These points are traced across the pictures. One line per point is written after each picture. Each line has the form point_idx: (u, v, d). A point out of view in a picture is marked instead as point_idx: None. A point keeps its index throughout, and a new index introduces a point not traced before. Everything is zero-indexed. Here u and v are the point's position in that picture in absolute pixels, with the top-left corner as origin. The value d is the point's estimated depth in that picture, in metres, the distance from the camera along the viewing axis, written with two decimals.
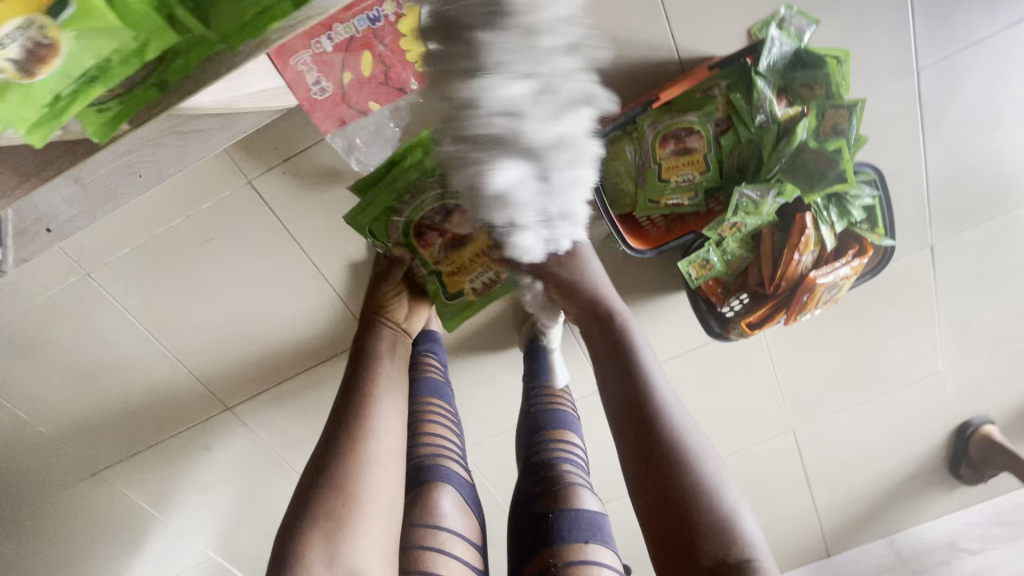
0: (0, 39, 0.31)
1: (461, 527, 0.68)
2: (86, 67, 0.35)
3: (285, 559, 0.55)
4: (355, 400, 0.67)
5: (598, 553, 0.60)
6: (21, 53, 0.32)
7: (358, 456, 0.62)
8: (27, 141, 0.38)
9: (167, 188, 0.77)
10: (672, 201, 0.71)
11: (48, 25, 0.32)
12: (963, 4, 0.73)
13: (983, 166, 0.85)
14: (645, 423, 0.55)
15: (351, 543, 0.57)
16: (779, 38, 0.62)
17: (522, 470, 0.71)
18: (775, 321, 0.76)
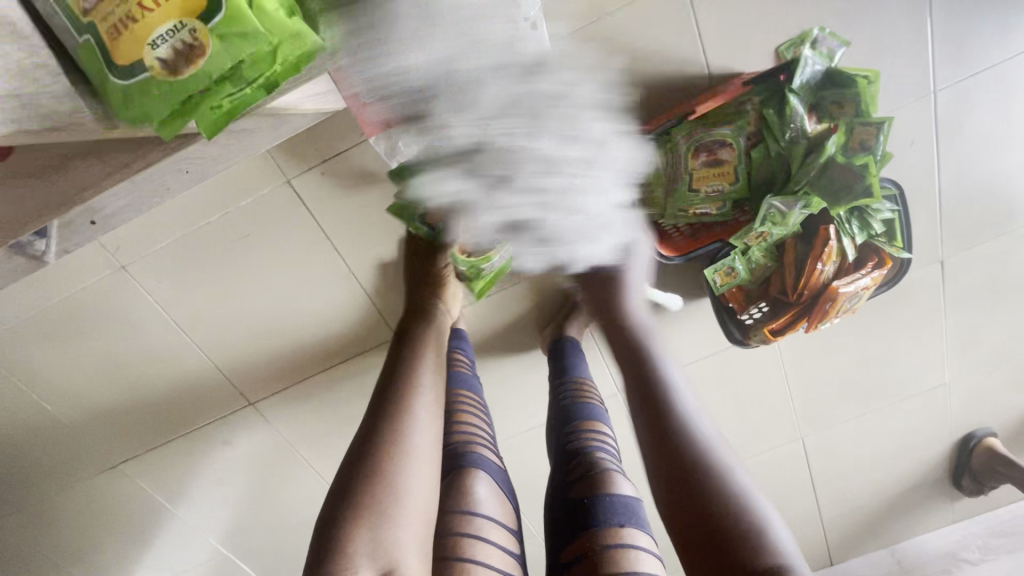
0: (156, 39, 0.41)
1: (496, 512, 0.67)
2: (227, 70, 0.43)
3: (327, 549, 0.53)
4: (395, 388, 0.65)
5: (634, 536, 0.62)
6: (169, 52, 0.42)
7: (401, 446, 0.59)
8: (162, 135, 0.46)
9: (208, 186, 0.79)
10: (700, 210, 0.74)
11: (199, 28, 0.41)
12: (978, 31, 0.77)
13: (994, 185, 0.89)
14: (673, 432, 0.63)
15: (393, 535, 0.55)
16: (812, 58, 0.64)
17: (555, 461, 0.72)
18: (797, 328, 0.77)
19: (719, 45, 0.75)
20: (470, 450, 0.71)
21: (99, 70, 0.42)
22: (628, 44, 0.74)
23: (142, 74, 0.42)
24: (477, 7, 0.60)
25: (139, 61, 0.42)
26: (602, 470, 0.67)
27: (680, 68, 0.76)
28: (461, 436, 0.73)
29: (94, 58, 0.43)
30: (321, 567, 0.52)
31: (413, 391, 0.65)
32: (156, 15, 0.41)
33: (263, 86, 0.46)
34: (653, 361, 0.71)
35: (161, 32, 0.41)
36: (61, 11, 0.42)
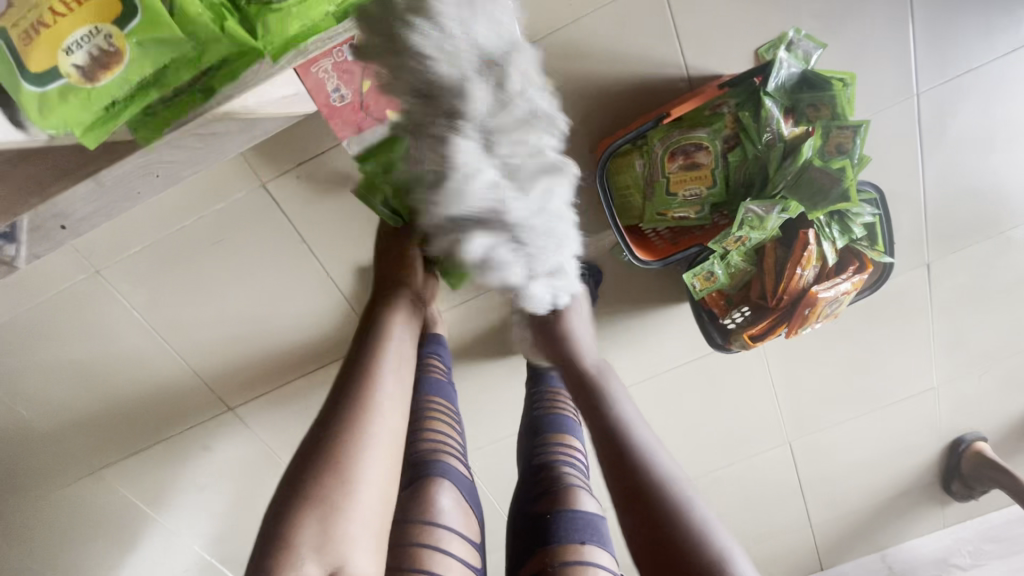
0: (73, 45, 0.46)
1: (459, 525, 0.66)
2: (143, 73, 0.49)
3: (272, 542, 0.50)
4: (355, 378, 0.60)
5: (595, 554, 0.61)
6: (87, 59, 0.47)
7: (357, 440, 0.55)
8: (83, 142, 0.51)
9: (182, 189, 0.78)
10: (678, 214, 0.73)
11: (116, 34, 0.47)
12: (960, 32, 0.76)
13: (979, 186, 0.88)
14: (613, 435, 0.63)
15: (343, 531, 0.51)
16: (787, 60, 0.62)
17: (521, 475, 0.71)
18: (776, 334, 0.76)
19: (697, 46, 0.74)
20: (437, 460, 0.70)
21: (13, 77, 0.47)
22: (605, 46, 0.74)
23: (60, 80, 0.47)
24: None
25: (54, 68, 0.47)
26: (565, 487, 0.65)
27: (658, 70, 0.75)
28: (429, 446, 0.72)
29: (8, 69, 0.47)
30: (263, 560, 0.49)
31: (376, 383, 0.61)
32: (70, 21, 0.46)
33: (199, 94, 0.54)
34: (598, 384, 0.69)
35: (77, 38, 0.46)
36: None
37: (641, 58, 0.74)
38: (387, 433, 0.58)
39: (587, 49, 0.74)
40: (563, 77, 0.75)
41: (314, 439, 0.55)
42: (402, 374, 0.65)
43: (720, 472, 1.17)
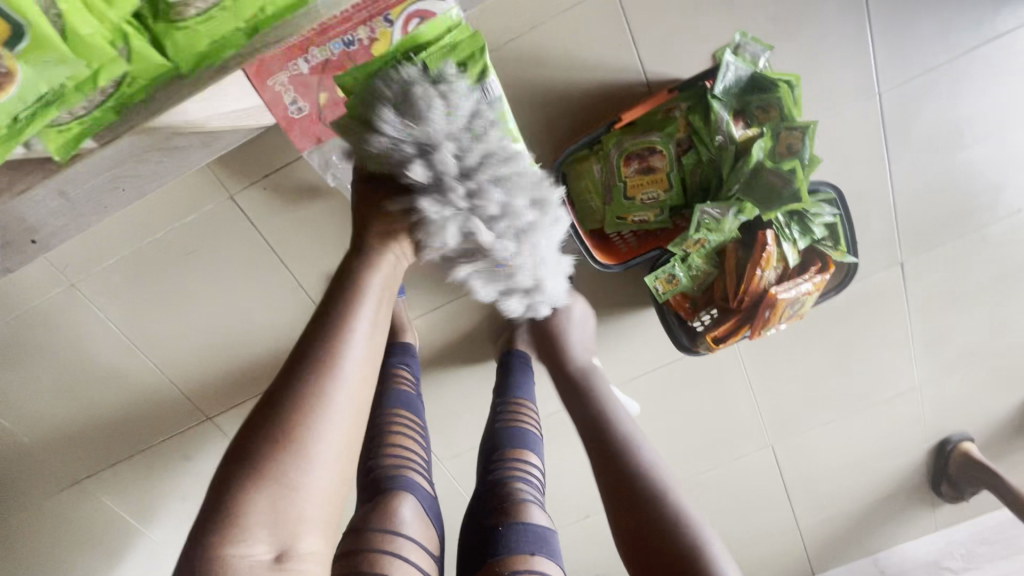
0: None
1: (419, 535, 0.66)
2: (40, 90, 0.51)
3: (217, 519, 0.44)
4: (320, 334, 0.51)
5: (543, 565, 0.61)
6: None
7: (315, 406, 0.48)
8: None
9: (152, 202, 0.80)
10: (638, 218, 0.73)
11: (8, 57, 0.47)
12: (918, 30, 0.76)
13: (949, 184, 0.87)
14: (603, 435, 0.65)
15: (295, 510, 0.45)
16: (734, 63, 0.62)
17: (477, 493, 0.71)
18: (740, 336, 0.76)
19: (654, 50, 0.74)
20: (399, 474, 0.71)
21: None
22: (562, 52, 0.74)
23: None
24: (399, 23, 0.60)
25: None
26: (517, 501, 0.66)
27: (617, 76, 0.76)
28: (394, 458, 0.73)
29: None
30: (207, 533, 0.43)
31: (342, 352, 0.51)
32: None
33: (111, 108, 0.58)
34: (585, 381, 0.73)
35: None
36: None
37: (598, 63, 0.75)
38: (352, 397, 0.50)
39: (546, 57, 0.75)
40: (523, 85, 0.76)
41: (269, 405, 0.48)
42: (375, 328, 0.55)
43: (704, 476, 1.16)
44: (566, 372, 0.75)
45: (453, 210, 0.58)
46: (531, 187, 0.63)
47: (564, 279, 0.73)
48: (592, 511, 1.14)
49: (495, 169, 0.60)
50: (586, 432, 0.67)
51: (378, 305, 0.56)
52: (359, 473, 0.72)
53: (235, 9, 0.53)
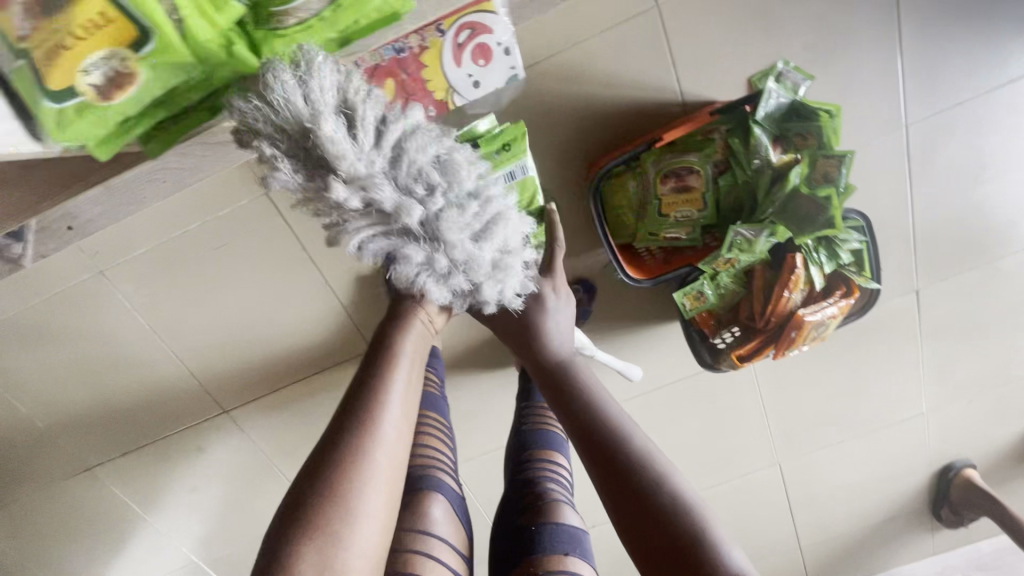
0: (88, 67, 0.47)
1: (449, 535, 0.72)
2: (154, 89, 0.51)
3: (270, 568, 0.47)
4: (363, 401, 0.57)
5: (576, 565, 0.64)
6: (103, 79, 0.48)
7: (359, 466, 0.52)
8: (95, 151, 0.55)
9: (185, 196, 0.80)
10: (670, 234, 0.74)
11: (129, 57, 0.48)
12: (946, 68, 0.78)
13: (967, 218, 0.89)
14: (589, 430, 0.58)
15: (345, 561, 0.48)
16: (777, 90, 0.64)
17: (508, 490, 0.73)
18: (764, 355, 0.78)
19: (692, 73, 0.76)
20: (428, 475, 0.76)
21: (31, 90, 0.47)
22: (602, 70, 0.76)
23: (78, 97, 0.48)
24: (450, 32, 0.63)
25: (70, 87, 0.47)
26: (549, 501, 0.69)
27: (654, 95, 0.78)
28: (421, 460, 0.77)
29: (30, 83, 0.47)
30: None
31: (380, 417, 0.56)
32: (88, 41, 0.46)
33: (209, 109, 0.58)
34: (569, 375, 0.63)
35: (94, 61, 0.47)
36: None
37: (636, 82, 0.77)
38: (391, 458, 0.55)
39: (587, 73, 0.76)
40: (562, 98, 0.78)
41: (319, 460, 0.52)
42: (407, 403, 0.60)
43: (711, 491, 1.17)
44: (545, 369, 0.64)
45: (318, 188, 0.46)
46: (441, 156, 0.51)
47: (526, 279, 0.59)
48: (598, 520, 1.15)
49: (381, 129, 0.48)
50: (573, 429, 0.59)
51: (408, 384, 0.62)
52: None
53: (332, 17, 0.52)
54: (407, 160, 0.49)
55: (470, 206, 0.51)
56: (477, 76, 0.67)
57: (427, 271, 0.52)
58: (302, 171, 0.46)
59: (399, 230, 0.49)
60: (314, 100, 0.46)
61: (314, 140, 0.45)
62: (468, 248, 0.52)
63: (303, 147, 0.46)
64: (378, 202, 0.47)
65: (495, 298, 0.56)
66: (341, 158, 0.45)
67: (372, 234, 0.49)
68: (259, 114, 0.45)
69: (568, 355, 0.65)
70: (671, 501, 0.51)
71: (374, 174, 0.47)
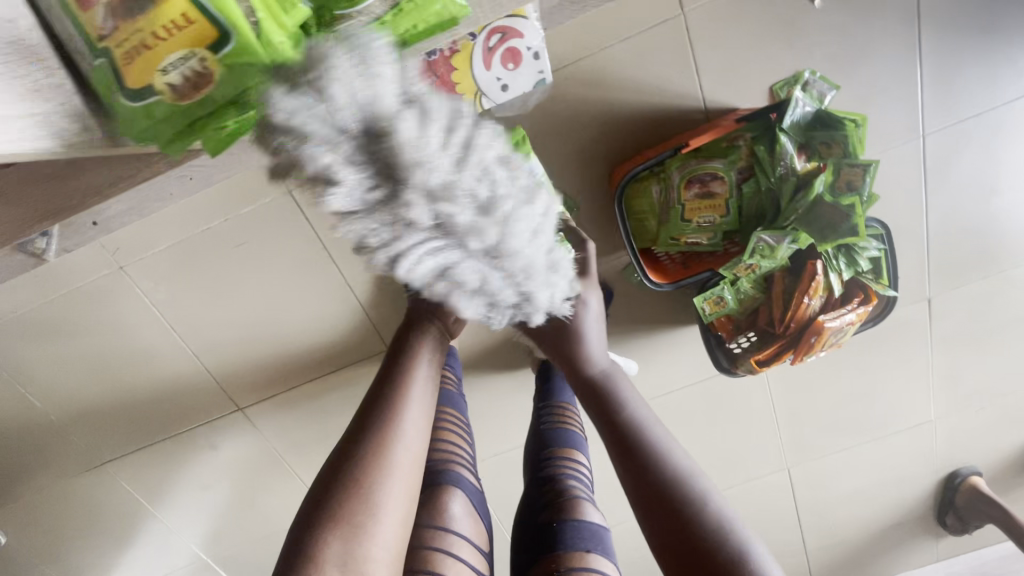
0: (165, 66, 0.36)
1: (467, 531, 0.72)
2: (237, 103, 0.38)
3: (297, 556, 0.50)
4: (384, 400, 0.59)
5: (599, 563, 0.64)
6: (181, 81, 0.37)
7: (381, 462, 0.55)
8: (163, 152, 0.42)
9: (209, 193, 0.81)
10: (692, 239, 0.76)
11: (209, 57, 0.36)
12: (966, 80, 0.79)
13: (981, 228, 0.91)
14: (625, 444, 0.58)
15: (366, 553, 0.51)
16: (802, 100, 0.66)
17: (529, 488, 0.75)
18: (782, 360, 0.79)
19: (716, 81, 0.77)
20: (448, 470, 0.77)
21: (109, 92, 0.38)
22: (627, 76, 0.77)
23: (154, 99, 0.37)
24: (481, 36, 0.64)
25: (148, 86, 0.37)
26: (571, 498, 0.70)
27: (677, 100, 0.78)
28: (441, 455, 0.78)
29: (108, 83, 0.38)
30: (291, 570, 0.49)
31: (401, 416, 0.59)
32: (168, 41, 0.35)
33: None
34: (608, 390, 0.63)
35: (172, 60, 0.36)
36: (78, 32, 0.37)
37: (660, 89, 0.77)
38: (411, 455, 0.57)
39: (611, 78, 0.77)
40: (586, 103, 0.79)
41: (344, 455, 0.55)
42: (426, 399, 0.62)
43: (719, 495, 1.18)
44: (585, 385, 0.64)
45: (382, 202, 0.35)
46: (507, 158, 0.40)
47: (564, 285, 0.51)
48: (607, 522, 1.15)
49: (455, 124, 0.36)
50: (612, 445, 0.59)
51: (427, 384, 0.64)
52: None
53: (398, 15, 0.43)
54: (484, 164, 0.38)
55: (533, 213, 0.42)
56: (505, 79, 0.68)
57: (481, 290, 0.43)
58: (370, 186, 0.33)
59: (463, 251, 0.39)
60: (380, 86, 0.33)
61: (385, 142, 0.33)
62: (527, 262, 0.44)
63: (368, 148, 0.33)
64: (451, 220, 0.37)
65: (544, 304, 0.49)
66: (418, 170, 0.34)
67: (429, 258, 0.38)
68: (316, 105, 0.32)
69: (608, 371, 0.64)
70: (716, 532, 0.50)
71: (448, 186, 0.36)
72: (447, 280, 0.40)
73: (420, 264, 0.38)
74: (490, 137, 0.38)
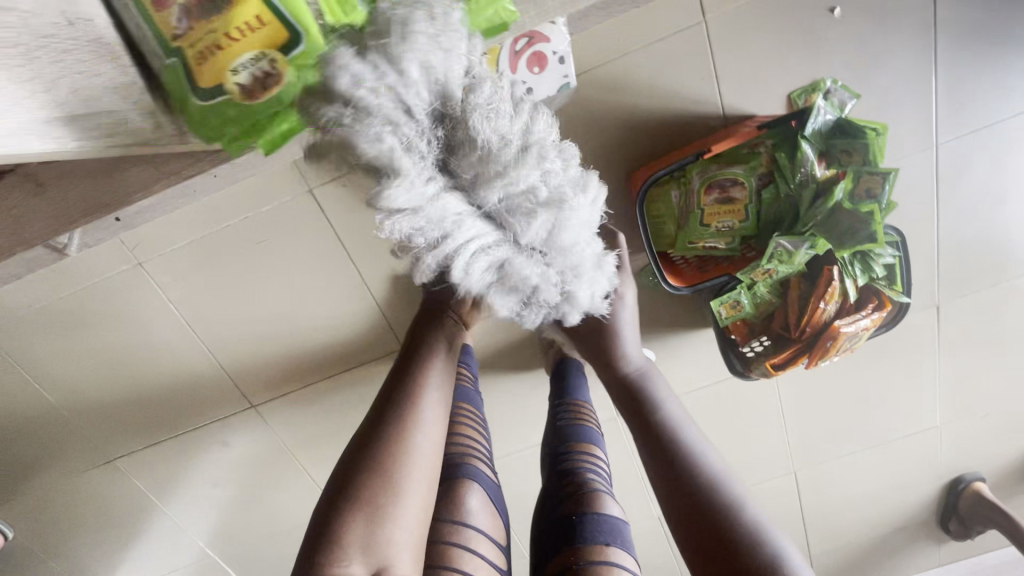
0: (237, 66, 0.41)
1: (485, 526, 0.72)
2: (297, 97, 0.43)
3: (321, 537, 0.53)
4: (403, 392, 0.63)
5: (618, 556, 0.65)
6: (248, 79, 0.42)
7: (402, 449, 0.58)
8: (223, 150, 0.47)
9: (231, 191, 0.81)
10: (709, 243, 0.77)
11: (278, 59, 0.41)
12: (980, 91, 0.80)
13: (991, 236, 0.92)
14: (656, 441, 0.63)
15: (389, 536, 0.54)
16: (824, 107, 0.66)
17: (548, 481, 0.76)
18: (798, 363, 0.80)
19: (735, 88, 0.78)
20: (466, 463, 0.77)
21: (181, 91, 0.42)
22: (648, 81, 0.78)
23: (222, 97, 0.42)
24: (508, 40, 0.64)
25: (217, 85, 0.41)
26: (591, 491, 0.71)
27: (696, 106, 0.79)
28: (459, 449, 0.79)
29: (178, 80, 0.42)
30: (317, 550, 0.52)
31: (420, 406, 0.63)
32: (240, 42, 0.40)
33: None
34: (642, 390, 0.68)
35: (244, 60, 0.41)
36: (148, 29, 0.41)
37: (680, 95, 0.78)
38: (429, 442, 0.61)
39: (631, 83, 0.78)
40: (606, 108, 0.79)
41: (366, 441, 0.59)
42: (443, 394, 0.67)
43: None
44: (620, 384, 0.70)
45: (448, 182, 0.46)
46: (551, 150, 0.51)
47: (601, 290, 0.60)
48: None
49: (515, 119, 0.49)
50: (644, 440, 0.65)
51: (443, 377, 0.68)
52: None
53: None
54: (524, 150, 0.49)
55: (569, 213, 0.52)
56: (530, 82, 0.69)
57: (513, 274, 0.52)
58: (437, 170, 0.45)
59: (505, 242, 0.51)
60: (451, 68, 0.43)
61: (451, 120, 0.46)
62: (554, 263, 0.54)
63: (435, 125, 0.46)
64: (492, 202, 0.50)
65: (580, 306, 0.58)
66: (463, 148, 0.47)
67: (467, 235, 0.48)
68: (400, 63, 0.41)
69: (643, 372, 0.71)
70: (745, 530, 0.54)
71: (484, 166, 0.48)
72: (485, 263, 0.50)
73: (460, 243, 0.48)
74: (538, 127, 0.50)
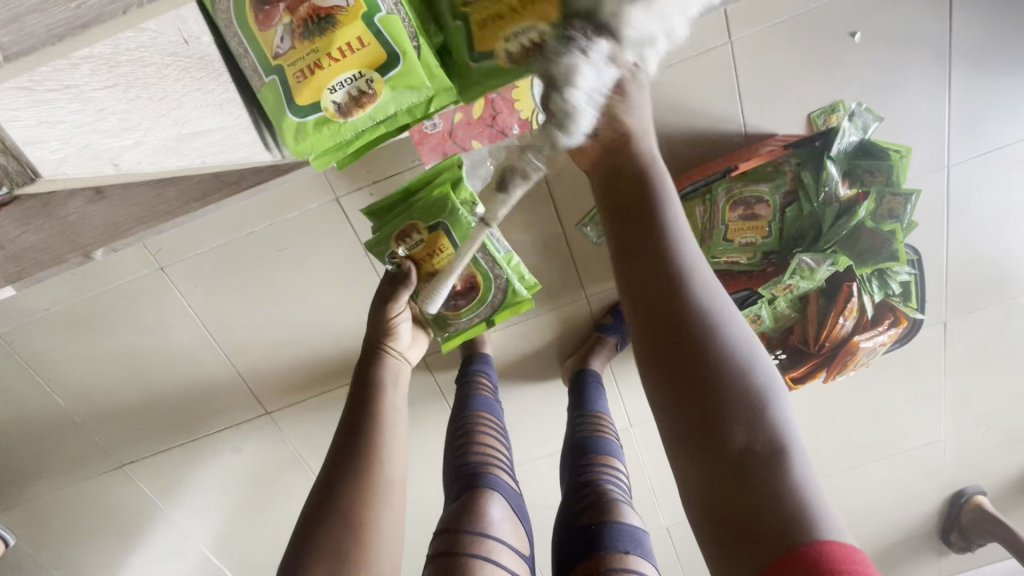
0: (339, 83, 0.48)
1: (506, 537, 0.72)
2: (388, 113, 0.51)
3: None
4: (359, 444, 0.66)
5: (639, 564, 0.65)
6: (346, 95, 0.49)
7: (362, 503, 0.61)
8: (315, 165, 0.54)
9: (258, 199, 0.81)
10: (730, 258, 0.78)
11: (376, 79, 0.49)
12: (994, 115, 0.82)
13: (999, 256, 0.94)
14: (646, 263, 0.45)
15: None
16: (849, 130, 0.70)
17: (568, 491, 0.77)
18: (816, 376, 0.84)
19: (758, 106, 0.80)
20: (487, 472, 0.78)
21: (279, 105, 0.49)
22: (670, 99, 0.79)
23: (319, 113, 0.49)
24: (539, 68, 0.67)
25: (314, 102, 0.49)
26: (610, 501, 0.71)
27: (720, 124, 0.81)
28: (480, 458, 0.80)
29: (276, 98, 0.49)
30: None
31: (376, 457, 0.65)
32: (342, 64, 0.48)
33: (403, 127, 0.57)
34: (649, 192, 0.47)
35: (341, 80, 0.49)
36: (250, 50, 0.48)
37: (703, 112, 0.80)
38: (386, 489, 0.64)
39: (659, 102, 0.80)
40: None
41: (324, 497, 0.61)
42: (398, 437, 0.69)
43: None
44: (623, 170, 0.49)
45: None
46: None
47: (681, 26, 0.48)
48: None
49: None
50: (626, 255, 0.46)
51: (397, 423, 0.71)
52: (449, 469, 0.81)
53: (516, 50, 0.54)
54: None
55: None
56: None
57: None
58: None
59: None
60: None
61: None
62: None
63: None
64: None
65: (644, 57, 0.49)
66: None
67: None
68: None
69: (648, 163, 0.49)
70: (752, 440, 0.38)
71: None
72: None
73: None
74: None
